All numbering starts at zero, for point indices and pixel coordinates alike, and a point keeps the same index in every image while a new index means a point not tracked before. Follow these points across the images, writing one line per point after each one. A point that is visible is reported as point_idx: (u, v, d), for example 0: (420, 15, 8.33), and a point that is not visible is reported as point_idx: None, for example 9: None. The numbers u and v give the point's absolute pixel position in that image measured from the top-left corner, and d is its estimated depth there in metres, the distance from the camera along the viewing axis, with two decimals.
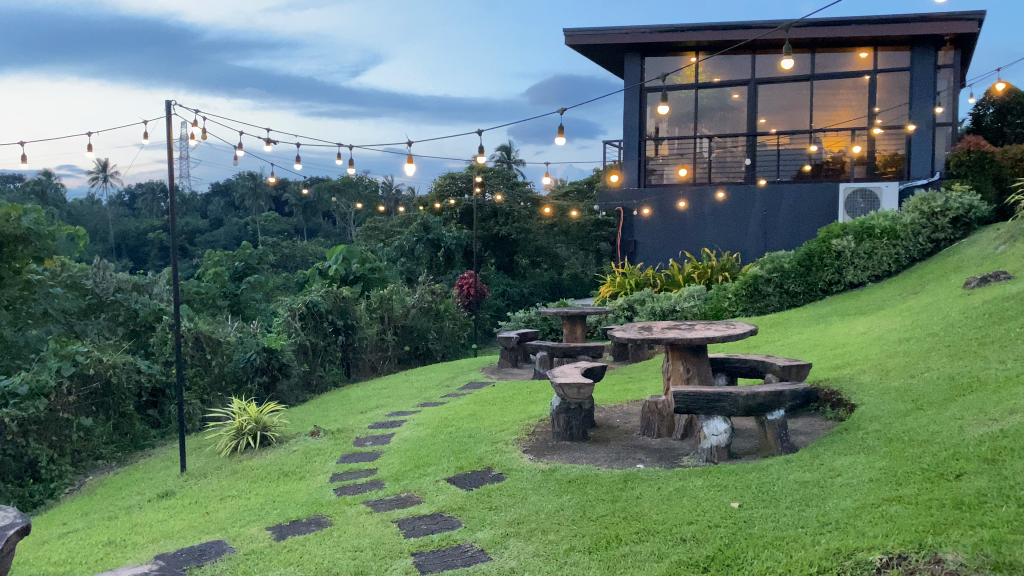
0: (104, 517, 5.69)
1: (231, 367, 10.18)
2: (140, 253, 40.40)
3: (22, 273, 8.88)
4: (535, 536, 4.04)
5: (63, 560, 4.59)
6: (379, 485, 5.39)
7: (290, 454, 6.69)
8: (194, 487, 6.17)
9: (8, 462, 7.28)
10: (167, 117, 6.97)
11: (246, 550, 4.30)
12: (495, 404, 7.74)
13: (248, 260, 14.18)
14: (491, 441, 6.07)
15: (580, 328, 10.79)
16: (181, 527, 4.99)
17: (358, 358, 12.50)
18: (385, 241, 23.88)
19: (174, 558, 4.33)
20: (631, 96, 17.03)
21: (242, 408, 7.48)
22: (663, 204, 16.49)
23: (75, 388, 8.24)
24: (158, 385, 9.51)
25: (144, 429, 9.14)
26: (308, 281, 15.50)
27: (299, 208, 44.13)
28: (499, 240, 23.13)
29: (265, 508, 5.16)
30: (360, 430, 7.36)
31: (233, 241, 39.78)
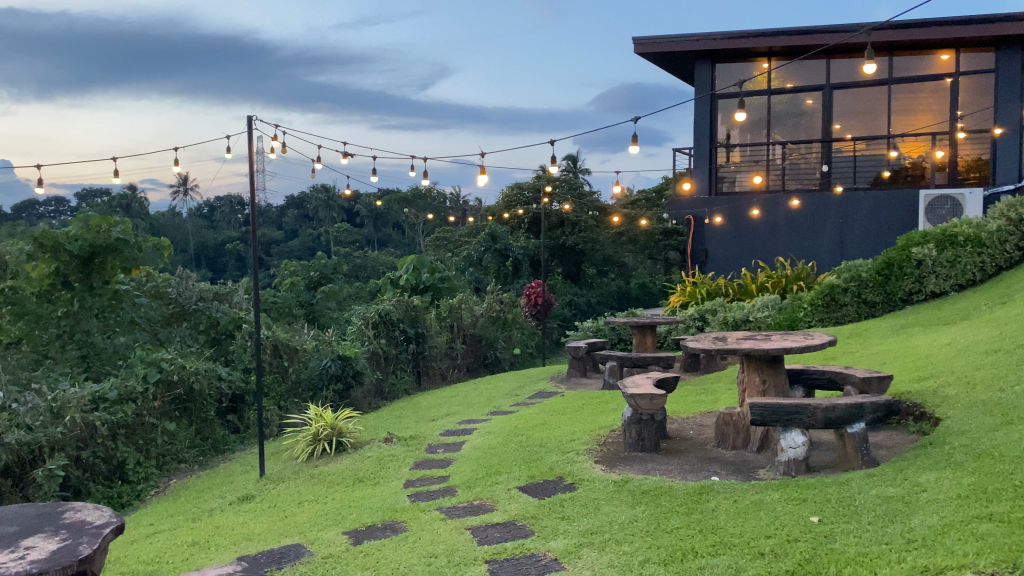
0: (189, 518, 5.89)
1: (307, 374, 10.43)
2: (218, 263, 41.74)
3: (111, 284, 9.45)
4: (609, 546, 4.01)
5: (152, 559, 4.77)
6: (451, 492, 5.44)
7: (365, 460, 6.82)
8: (273, 491, 6.34)
9: (99, 464, 7.58)
10: (248, 133, 7.17)
11: (325, 554, 4.40)
12: (565, 413, 7.73)
13: (323, 270, 14.66)
14: (562, 450, 6.07)
15: (650, 339, 10.68)
16: (261, 530, 5.13)
17: (428, 366, 12.61)
18: (454, 250, 24.12)
19: (255, 560, 4.46)
20: (701, 104, 16.86)
21: (318, 414, 7.63)
22: (735, 212, 16.26)
23: (160, 394, 8.54)
24: (237, 392, 9.79)
25: (224, 434, 9.39)
26: (379, 291, 15.72)
27: (371, 219, 45.19)
28: (566, 249, 23.13)
29: (342, 513, 5.26)
30: (431, 437, 7.46)
31: (307, 252, 40.77)
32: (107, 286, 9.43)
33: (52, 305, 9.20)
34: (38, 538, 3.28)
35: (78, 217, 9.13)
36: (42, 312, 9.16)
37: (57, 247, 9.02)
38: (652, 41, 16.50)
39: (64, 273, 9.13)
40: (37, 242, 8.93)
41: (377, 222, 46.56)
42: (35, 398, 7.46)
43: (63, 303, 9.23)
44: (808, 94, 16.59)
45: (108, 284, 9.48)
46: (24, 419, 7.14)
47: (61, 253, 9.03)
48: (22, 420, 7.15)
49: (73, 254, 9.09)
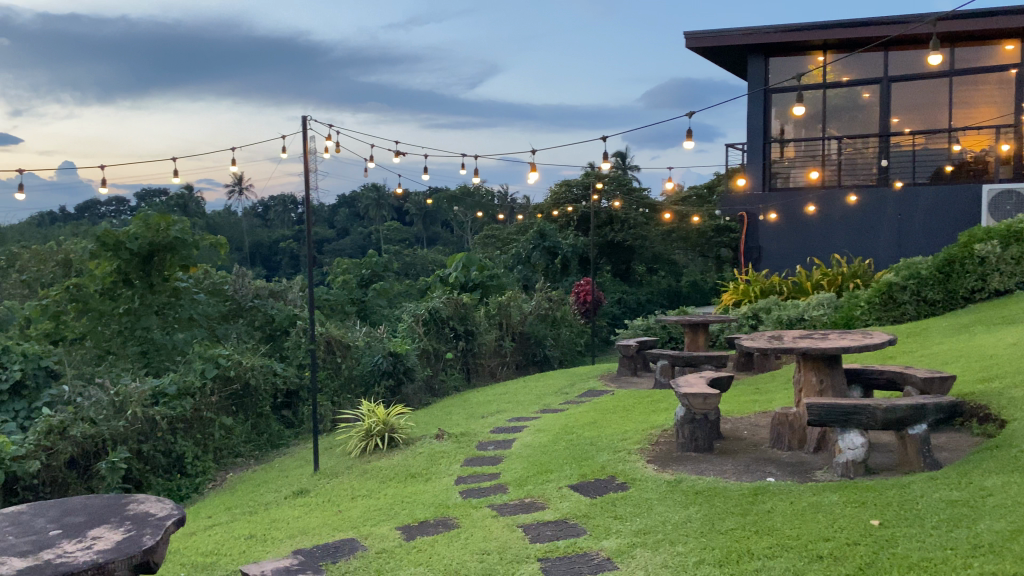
0: (246, 512, 6.00)
1: (360, 370, 10.55)
2: (272, 261, 42.47)
3: (170, 281, 9.68)
4: (663, 547, 3.97)
5: (210, 551, 4.86)
6: (502, 489, 5.45)
7: (417, 456, 6.86)
8: (327, 486, 6.42)
9: (159, 457, 7.76)
10: (303, 132, 7.26)
11: (378, 549, 4.44)
12: (616, 412, 7.67)
13: (374, 268, 14.81)
14: (613, 449, 6.03)
15: (702, 337, 10.54)
16: (315, 524, 5.20)
17: (478, 363, 12.67)
18: (503, 247, 24.16)
19: (311, 553, 4.52)
20: (755, 98, 16.61)
21: (371, 410, 7.71)
22: (790, 208, 15.98)
23: (217, 389, 8.72)
24: (292, 387, 9.94)
25: (279, 429, 9.55)
26: (429, 288, 15.80)
27: (420, 218, 45.59)
28: (615, 246, 22.98)
29: (395, 508, 5.30)
30: (482, 434, 7.47)
31: (358, 250, 41.24)
32: (166, 283, 9.66)
33: (114, 302, 9.46)
34: (104, 529, 3.37)
35: (138, 216, 9.36)
36: (104, 309, 9.44)
37: (118, 245, 9.27)
38: (705, 35, 16.29)
39: (125, 271, 9.40)
40: (99, 241, 9.20)
41: (426, 220, 46.90)
42: (98, 392, 7.66)
43: (124, 300, 9.47)
44: (865, 88, 16.22)
45: (167, 282, 9.71)
46: (88, 413, 7.32)
47: (122, 251, 9.27)
48: (87, 413, 7.32)
49: (134, 251, 9.33)
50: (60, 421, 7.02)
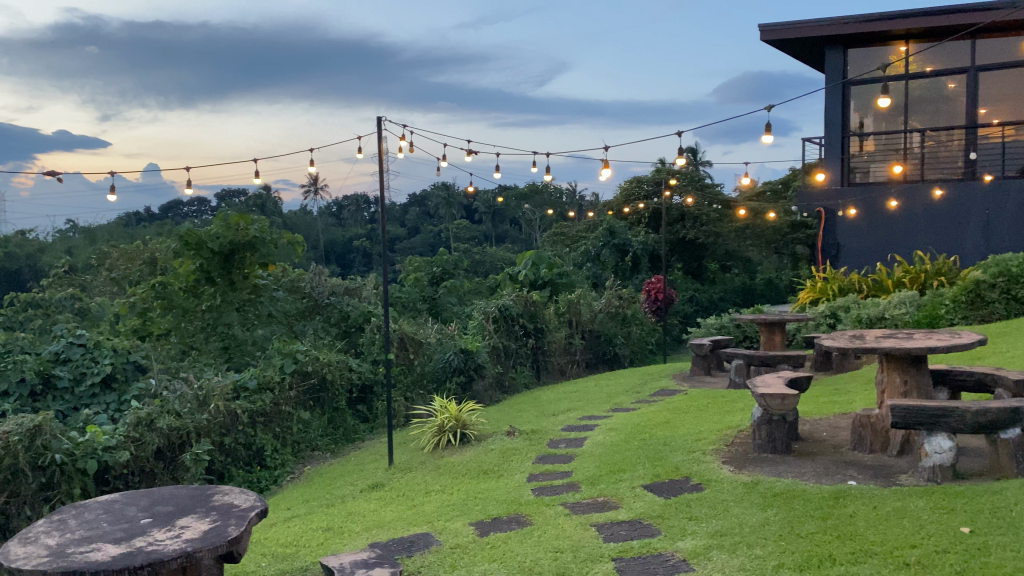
0: (323, 504, 6.14)
1: (432, 367, 10.66)
2: (346, 260, 43.22)
3: (250, 279, 9.96)
4: (740, 549, 3.90)
5: (289, 543, 4.98)
6: (575, 488, 5.43)
7: (488, 452, 6.89)
8: (401, 480, 6.51)
9: (240, 449, 7.98)
10: (378, 133, 7.36)
11: (452, 544, 4.47)
12: (690, 412, 7.58)
13: (444, 266, 15.05)
14: (688, 450, 5.95)
15: (779, 337, 10.31)
16: (391, 518, 5.28)
17: (548, 361, 12.67)
18: (572, 245, 24.09)
19: (387, 547, 4.59)
20: (833, 91, 16.17)
21: (443, 407, 7.79)
22: (870, 204, 15.52)
23: (295, 383, 8.95)
24: (366, 382, 10.11)
25: (355, 424, 9.74)
26: (498, 286, 15.85)
27: (489, 216, 45.90)
28: (686, 243, 22.63)
29: (467, 504, 5.34)
30: (553, 432, 7.47)
31: (428, 248, 41.65)
32: (246, 281, 9.95)
33: (198, 299, 9.78)
34: (191, 519, 3.48)
35: (219, 216, 9.66)
36: (188, 306, 9.76)
37: (201, 245, 9.59)
38: (780, 27, 15.94)
39: (207, 269, 9.70)
40: (183, 241, 9.54)
41: (495, 218, 47.14)
42: (183, 386, 7.94)
43: (207, 297, 9.78)
44: (951, 78, 15.55)
45: (248, 280, 10.01)
46: (174, 406, 7.58)
47: (204, 251, 9.59)
48: (172, 406, 7.58)
49: (215, 251, 9.64)
50: (147, 414, 7.28)
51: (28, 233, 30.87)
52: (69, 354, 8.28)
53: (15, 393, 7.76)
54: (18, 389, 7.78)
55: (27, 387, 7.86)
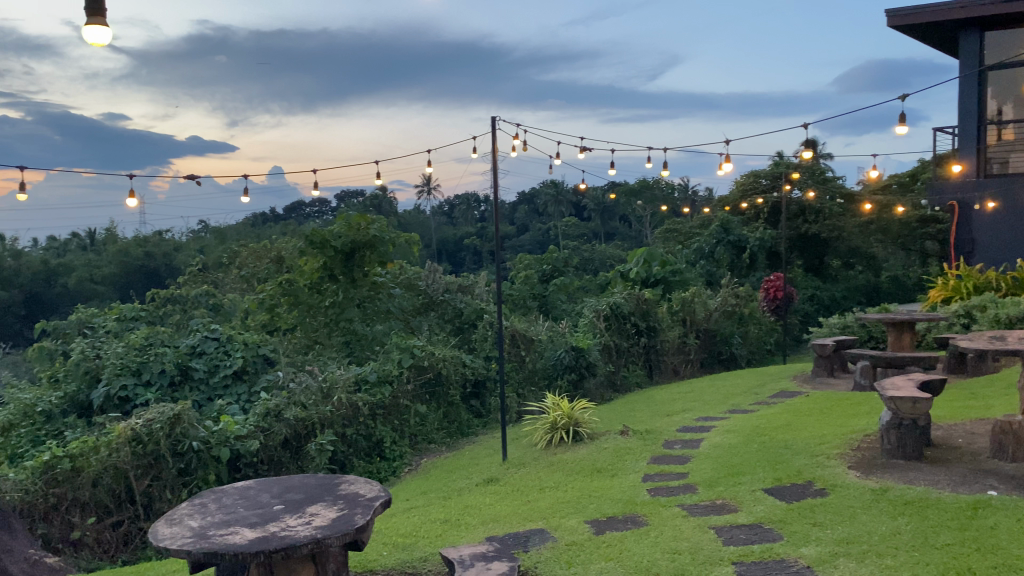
0: (440, 497, 6.27)
1: (543, 364, 10.71)
2: (457, 257, 43.91)
3: (370, 276, 10.29)
4: (869, 558, 3.74)
5: (409, 533, 5.12)
6: (692, 489, 5.34)
7: (603, 451, 6.87)
8: (516, 476, 6.57)
9: (361, 440, 8.24)
10: (493, 132, 7.43)
11: (568, 540, 4.48)
12: (812, 415, 7.32)
13: (555, 263, 15.05)
14: (811, 454, 5.74)
15: (908, 337, 9.81)
16: (507, 513, 5.34)
17: (661, 360, 12.50)
18: (685, 242, 23.68)
19: (503, 541, 4.65)
20: (968, 78, 15.23)
21: (556, 404, 7.81)
22: (1011, 195, 14.58)
23: (412, 377, 9.20)
24: (480, 378, 10.24)
25: (468, 419, 9.90)
26: (609, 283, 15.74)
27: (598, 213, 45.71)
28: (807, 240, 22.01)
29: (582, 502, 5.33)
30: (668, 433, 7.36)
31: (538, 246, 41.81)
32: (366, 279, 10.30)
33: (321, 295, 10.18)
34: (320, 506, 3.63)
35: (341, 216, 10.01)
36: (312, 303, 10.17)
37: (324, 243, 9.96)
38: (909, 12, 15.15)
39: (330, 267, 10.07)
40: (308, 240, 9.93)
41: (605, 215, 46.90)
42: (309, 379, 8.29)
43: (330, 294, 10.14)
44: None
45: (368, 277, 10.35)
46: (300, 398, 7.92)
47: (328, 249, 9.96)
48: (298, 398, 7.93)
49: (338, 250, 10.00)
50: (275, 405, 7.64)
51: (165, 233, 32.91)
52: (204, 347, 8.81)
53: (156, 382, 8.27)
54: (159, 379, 8.28)
55: (167, 378, 8.35)
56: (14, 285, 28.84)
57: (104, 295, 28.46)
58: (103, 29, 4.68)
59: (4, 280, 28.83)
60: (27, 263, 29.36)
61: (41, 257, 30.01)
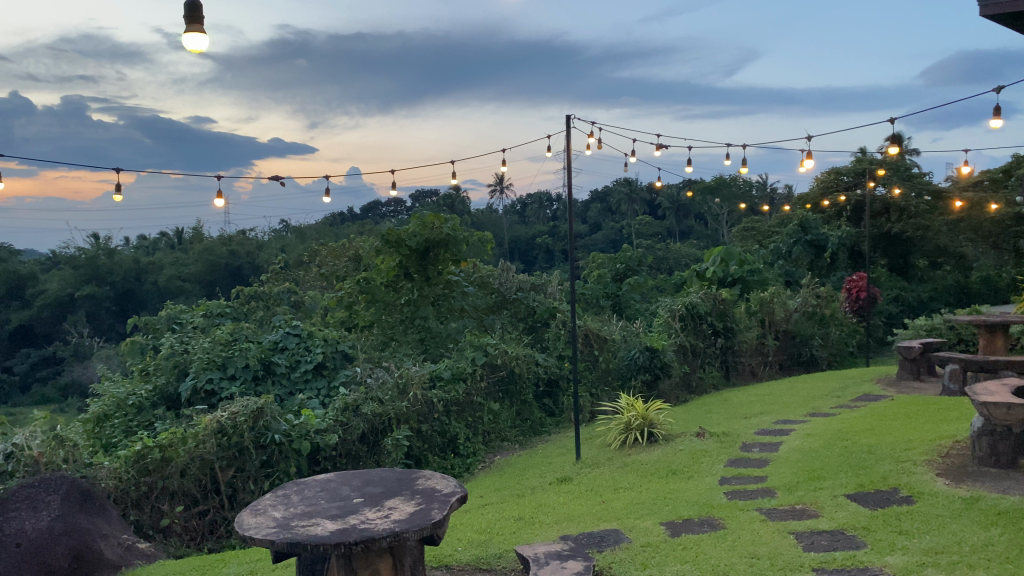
0: (514, 494, 6.29)
1: (617, 364, 10.63)
2: (529, 256, 43.98)
3: (443, 275, 10.40)
4: (960, 570, 3.60)
5: (483, 529, 5.17)
6: (770, 493, 5.23)
7: (678, 452, 6.79)
8: (589, 475, 6.55)
9: (436, 437, 8.34)
10: (568, 131, 7.42)
11: (643, 542, 4.45)
12: (898, 419, 7.07)
13: (628, 262, 14.82)
14: (895, 460, 5.56)
15: (1001, 340, 9.40)
16: (580, 512, 5.33)
17: (738, 362, 12.26)
18: (763, 241, 23.20)
19: (577, 540, 4.64)
20: None
21: (630, 404, 7.74)
22: None
23: (486, 375, 9.28)
24: (552, 377, 10.25)
25: (541, 418, 9.92)
26: (684, 283, 15.54)
27: (672, 211, 45.16)
28: (891, 238, 21.32)
29: (658, 504, 5.28)
30: (746, 435, 7.23)
31: (611, 245, 41.54)
32: (440, 277, 10.42)
33: (397, 294, 10.35)
34: (399, 500, 3.69)
35: (416, 215, 10.15)
36: (388, 300, 10.36)
37: (400, 242, 10.12)
38: None
39: (406, 265, 10.25)
40: (384, 238, 10.09)
41: (679, 213, 46.30)
42: (385, 375, 8.46)
43: (405, 292, 10.32)
44: None
45: (442, 275, 10.47)
46: (377, 393, 8.08)
47: (403, 248, 10.11)
48: (375, 394, 8.09)
49: (413, 248, 10.14)
50: (353, 400, 7.80)
51: (248, 232, 33.97)
52: (286, 343, 9.08)
53: (240, 376, 8.54)
54: (243, 373, 8.54)
55: (251, 372, 8.62)
56: (108, 282, 30.22)
57: (190, 292, 29.53)
58: (201, 36, 4.85)
59: (98, 277, 30.20)
60: (120, 260, 30.70)
61: (132, 255, 31.33)
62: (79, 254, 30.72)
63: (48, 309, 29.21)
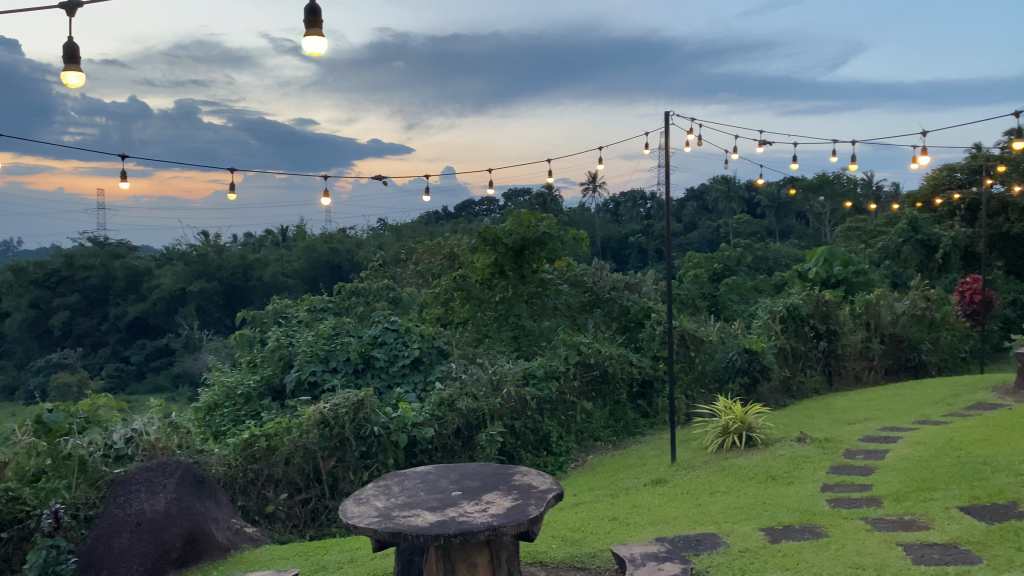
0: (608, 494, 6.26)
1: (714, 365, 10.43)
2: (622, 255, 43.62)
3: (538, 273, 10.42)
4: None
5: (577, 527, 5.16)
6: (876, 502, 5.04)
7: (777, 458, 6.61)
8: (685, 478, 6.46)
9: (529, 434, 8.38)
10: (667, 127, 7.33)
11: (741, 547, 4.36)
12: (1016, 430, 6.69)
13: (726, 262, 14.52)
14: (1013, 472, 5.26)
15: None
16: (675, 514, 5.27)
17: (841, 366, 11.82)
18: (868, 240, 22.30)
19: (673, 543, 4.59)
20: None
21: (728, 407, 7.58)
22: None
23: (579, 374, 9.30)
24: (647, 377, 10.14)
25: (635, 418, 9.83)
26: (784, 283, 15.10)
27: (772, 210, 43.97)
28: (1010, 238, 20.14)
29: (756, 509, 5.17)
30: (849, 442, 6.98)
31: (707, 244, 40.76)
32: (535, 276, 10.45)
33: (492, 291, 10.46)
34: (496, 495, 3.73)
35: (512, 213, 10.20)
36: (484, 297, 10.49)
37: (496, 241, 10.18)
38: None
39: (501, 264, 10.33)
40: (481, 237, 10.18)
41: (779, 211, 45.01)
42: (480, 371, 8.56)
43: (500, 290, 10.43)
44: None
45: (536, 274, 10.49)
46: (472, 389, 8.18)
47: (499, 246, 10.18)
48: (470, 389, 8.18)
49: (509, 246, 10.19)
50: (448, 395, 7.94)
51: (348, 231, 34.95)
52: (384, 338, 9.33)
53: (342, 369, 8.80)
54: (344, 366, 8.80)
55: (351, 365, 8.86)
56: (217, 277, 31.65)
57: (292, 288, 30.61)
58: (320, 40, 5.03)
59: (208, 273, 31.67)
60: (228, 257, 32.09)
61: (239, 252, 32.66)
62: (191, 251, 32.24)
63: (162, 302, 30.82)
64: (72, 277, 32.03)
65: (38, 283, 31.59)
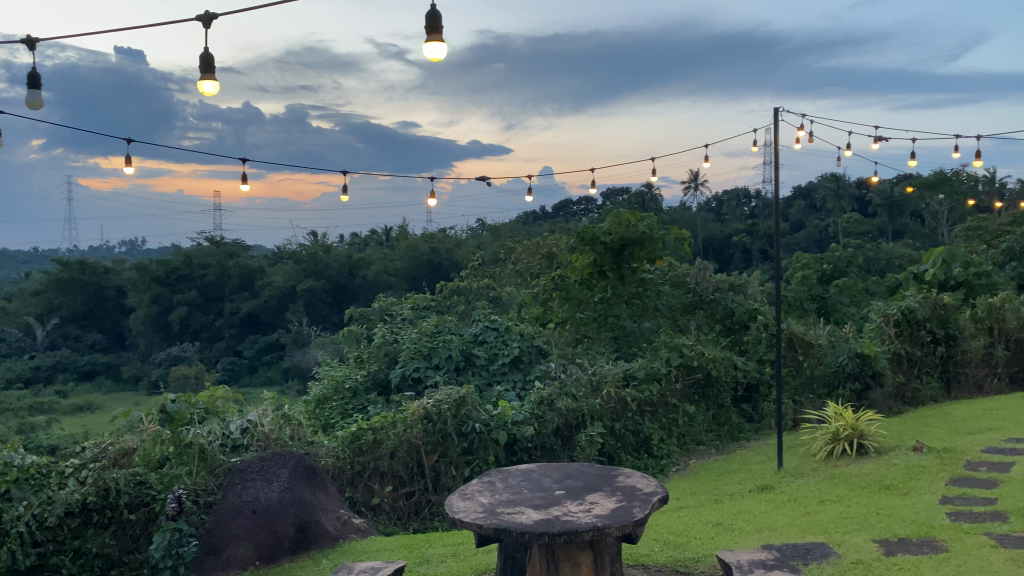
0: (711, 499, 6.14)
1: (824, 370, 10.13)
2: (724, 255, 42.71)
3: (638, 273, 10.32)
4: None
5: (680, 531, 5.10)
6: (1002, 518, 4.77)
7: (891, 467, 6.34)
8: (792, 485, 6.27)
9: (629, 436, 8.31)
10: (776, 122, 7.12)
11: (854, 558, 4.20)
12: None
13: (836, 263, 14.04)
14: None
15: None
16: (783, 522, 5.12)
17: (960, 373, 11.19)
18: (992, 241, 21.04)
19: (781, 551, 4.47)
20: None
21: (838, 413, 7.32)
22: None
23: (681, 376, 9.19)
24: (752, 381, 9.84)
25: (740, 423, 9.57)
26: (899, 285, 14.44)
27: (885, 208, 42.12)
28: None
29: (868, 519, 4.97)
30: (971, 453, 6.61)
31: (814, 244, 39.43)
32: (634, 276, 10.36)
33: (591, 291, 10.51)
34: (600, 496, 3.73)
35: (611, 213, 10.21)
36: (583, 298, 10.55)
37: (594, 239, 10.23)
38: None
39: (600, 263, 10.33)
40: (579, 236, 10.25)
41: (892, 210, 43.02)
42: (580, 372, 8.58)
43: (599, 290, 10.46)
44: None
45: (636, 274, 10.36)
46: (571, 389, 8.19)
47: (598, 245, 10.22)
48: (570, 389, 8.20)
49: (607, 246, 10.21)
50: (549, 394, 7.96)
51: (449, 231, 35.48)
52: (485, 336, 9.45)
53: (444, 366, 8.98)
54: (446, 363, 8.97)
55: (453, 362, 9.02)
56: (325, 276, 32.71)
57: (395, 286, 31.34)
58: (439, 45, 5.14)
59: (317, 271, 32.77)
60: (335, 256, 33.14)
61: (345, 251, 33.69)
62: (301, 250, 33.47)
63: (273, 299, 32.09)
64: (191, 275, 33.73)
65: (160, 280, 33.43)
